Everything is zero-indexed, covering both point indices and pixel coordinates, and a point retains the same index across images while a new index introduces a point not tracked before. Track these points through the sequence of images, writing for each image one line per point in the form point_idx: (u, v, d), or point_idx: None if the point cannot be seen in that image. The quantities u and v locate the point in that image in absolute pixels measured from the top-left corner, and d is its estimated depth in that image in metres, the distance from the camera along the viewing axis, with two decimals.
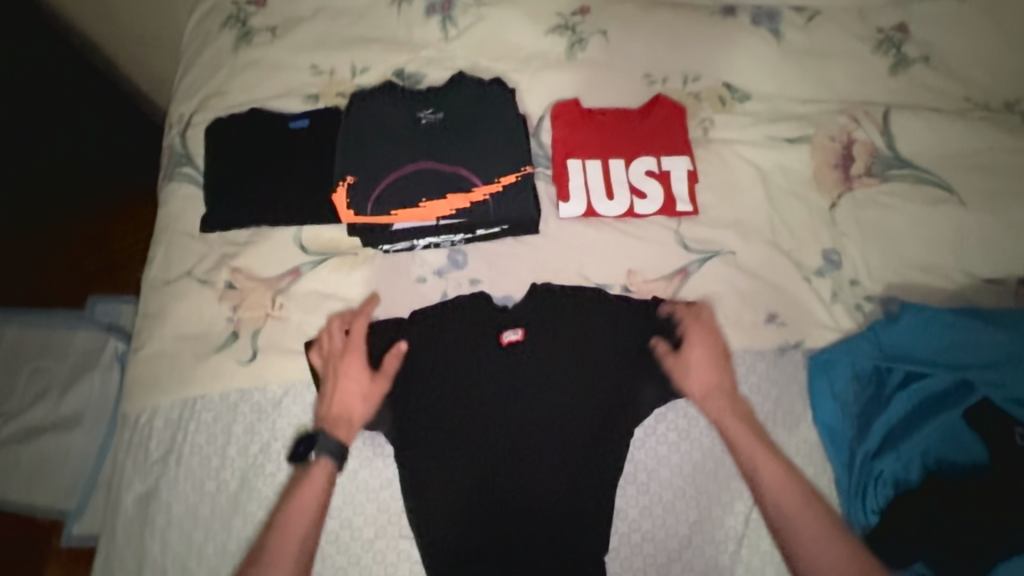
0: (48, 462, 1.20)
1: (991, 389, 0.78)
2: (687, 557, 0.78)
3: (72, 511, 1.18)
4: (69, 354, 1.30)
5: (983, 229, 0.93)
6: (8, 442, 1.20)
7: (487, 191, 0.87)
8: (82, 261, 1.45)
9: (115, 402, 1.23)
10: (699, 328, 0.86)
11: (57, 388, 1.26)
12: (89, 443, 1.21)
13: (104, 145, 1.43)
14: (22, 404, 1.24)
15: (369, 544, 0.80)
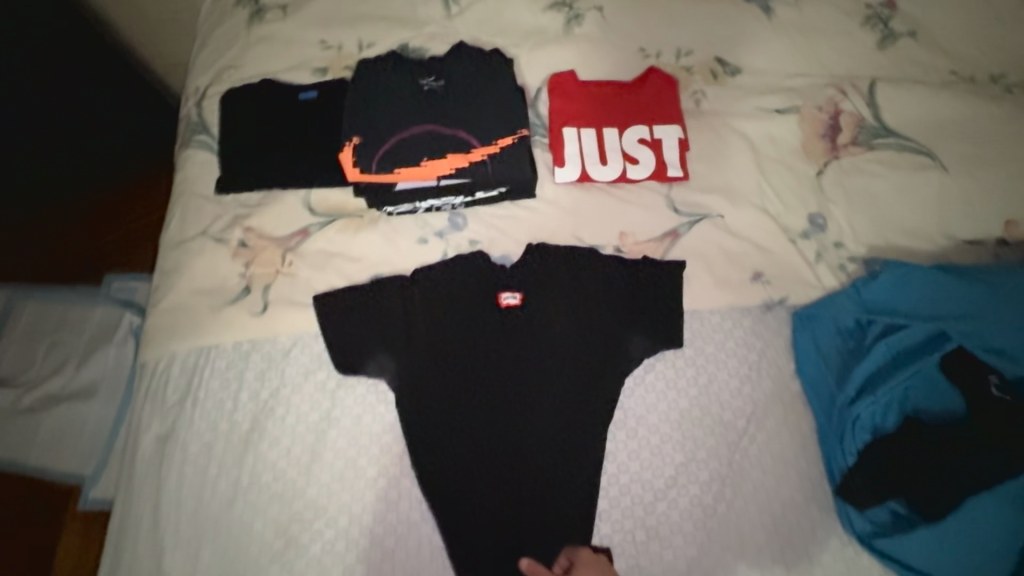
0: (67, 429, 1.23)
1: (966, 338, 0.81)
2: (672, 497, 0.81)
3: (89, 476, 1.22)
4: (88, 325, 1.34)
5: (963, 193, 0.96)
6: (30, 409, 1.24)
7: (486, 152, 0.92)
8: (97, 241, 1.52)
9: (127, 381, 1.25)
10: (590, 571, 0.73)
11: (77, 360, 1.29)
12: (106, 414, 1.23)
13: (116, 137, 1.48)
14: (43, 373, 1.28)
15: (371, 482, 0.84)
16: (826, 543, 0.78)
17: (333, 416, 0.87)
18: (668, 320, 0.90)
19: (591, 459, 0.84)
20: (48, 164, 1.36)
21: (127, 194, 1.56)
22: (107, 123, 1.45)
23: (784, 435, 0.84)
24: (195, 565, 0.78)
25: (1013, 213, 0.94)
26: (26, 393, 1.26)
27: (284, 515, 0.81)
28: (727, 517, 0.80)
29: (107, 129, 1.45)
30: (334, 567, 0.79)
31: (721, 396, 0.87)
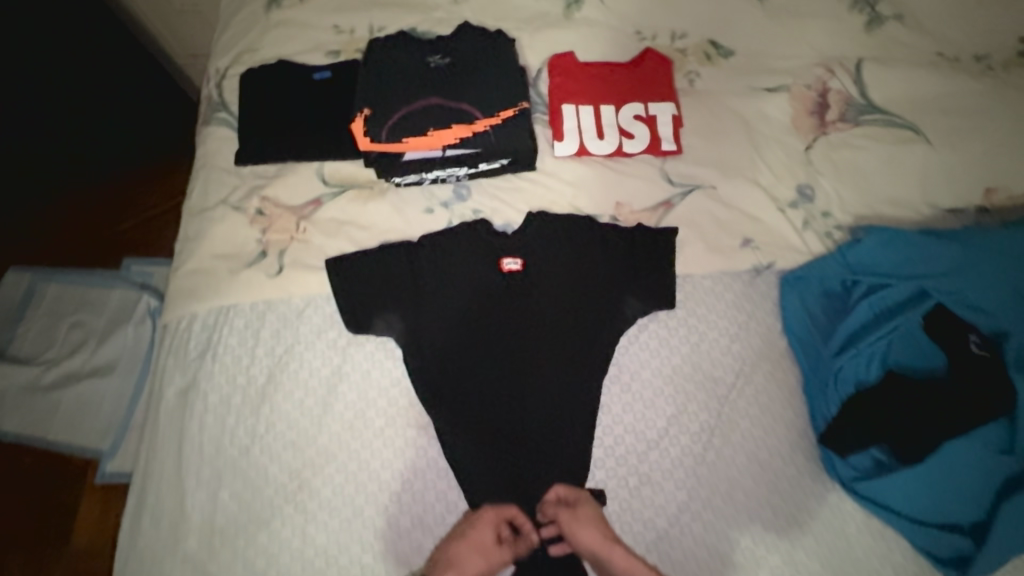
0: (87, 405, 1.28)
1: (945, 295, 0.85)
2: (664, 446, 0.86)
3: (106, 450, 1.26)
4: (106, 307, 1.37)
5: (945, 164, 1.00)
6: (50, 387, 1.28)
7: (488, 124, 0.97)
8: (112, 229, 1.52)
9: (146, 354, 1.31)
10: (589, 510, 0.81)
11: (95, 339, 1.33)
12: (123, 388, 1.29)
13: (121, 125, 1.49)
14: (63, 351, 1.32)
15: (379, 432, 0.89)
16: (809, 488, 0.83)
17: (344, 371, 0.92)
18: (662, 283, 0.94)
19: (588, 411, 0.89)
20: (45, 148, 1.39)
21: (142, 184, 1.55)
22: (112, 110, 1.46)
23: (772, 389, 0.89)
24: (214, 504, 0.84)
25: (994, 181, 0.99)
26: (46, 371, 1.29)
27: (298, 461, 0.86)
28: (715, 464, 0.85)
29: (109, 115, 1.46)
30: (342, 509, 0.84)
31: (712, 354, 0.92)
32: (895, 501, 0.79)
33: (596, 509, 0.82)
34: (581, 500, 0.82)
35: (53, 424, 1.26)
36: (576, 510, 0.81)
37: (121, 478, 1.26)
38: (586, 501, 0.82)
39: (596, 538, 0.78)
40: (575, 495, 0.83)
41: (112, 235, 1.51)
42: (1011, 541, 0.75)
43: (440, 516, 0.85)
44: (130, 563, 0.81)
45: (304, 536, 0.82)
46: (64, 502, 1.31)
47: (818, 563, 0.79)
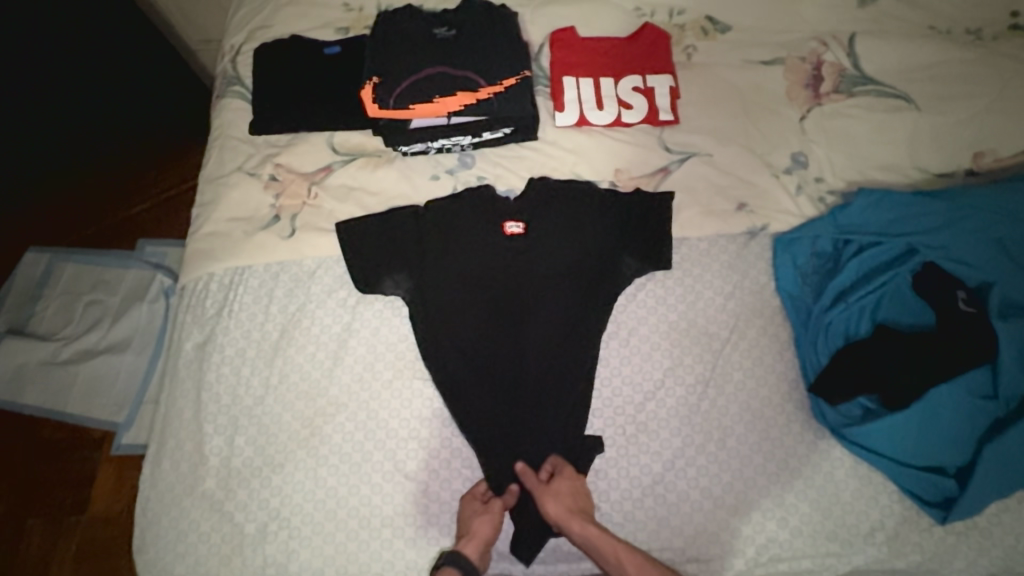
0: (102, 378, 1.30)
1: (931, 252, 0.89)
2: (660, 397, 0.91)
3: (122, 423, 1.28)
4: (123, 285, 1.38)
5: (934, 130, 1.03)
6: (68, 361, 1.30)
7: (492, 91, 1.01)
8: (125, 212, 1.53)
9: (161, 329, 1.33)
10: (563, 484, 0.85)
11: (111, 318, 1.34)
12: (137, 365, 1.31)
13: (117, 111, 1.42)
14: (80, 328, 1.33)
15: (388, 382, 0.94)
16: (799, 434, 0.89)
17: (353, 328, 0.96)
18: (661, 245, 0.97)
19: (591, 367, 0.93)
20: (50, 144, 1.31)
21: (148, 167, 1.56)
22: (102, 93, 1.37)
23: (763, 343, 0.94)
24: (231, 448, 0.90)
25: (981, 145, 1.02)
26: (65, 346, 1.31)
27: (310, 409, 0.92)
28: (708, 413, 0.90)
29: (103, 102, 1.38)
30: (351, 454, 0.90)
31: (705, 311, 0.96)
32: (877, 444, 0.85)
33: (571, 484, 0.85)
34: (560, 473, 0.87)
35: (70, 396, 1.28)
36: (552, 483, 0.86)
37: (134, 450, 1.28)
38: (564, 475, 0.86)
39: (559, 510, 0.83)
40: (554, 466, 0.88)
41: (128, 217, 1.52)
42: (987, 478, 0.80)
43: (436, 466, 0.90)
44: (152, 503, 0.88)
45: (315, 479, 0.89)
46: (79, 476, 1.28)
47: (806, 505, 0.86)
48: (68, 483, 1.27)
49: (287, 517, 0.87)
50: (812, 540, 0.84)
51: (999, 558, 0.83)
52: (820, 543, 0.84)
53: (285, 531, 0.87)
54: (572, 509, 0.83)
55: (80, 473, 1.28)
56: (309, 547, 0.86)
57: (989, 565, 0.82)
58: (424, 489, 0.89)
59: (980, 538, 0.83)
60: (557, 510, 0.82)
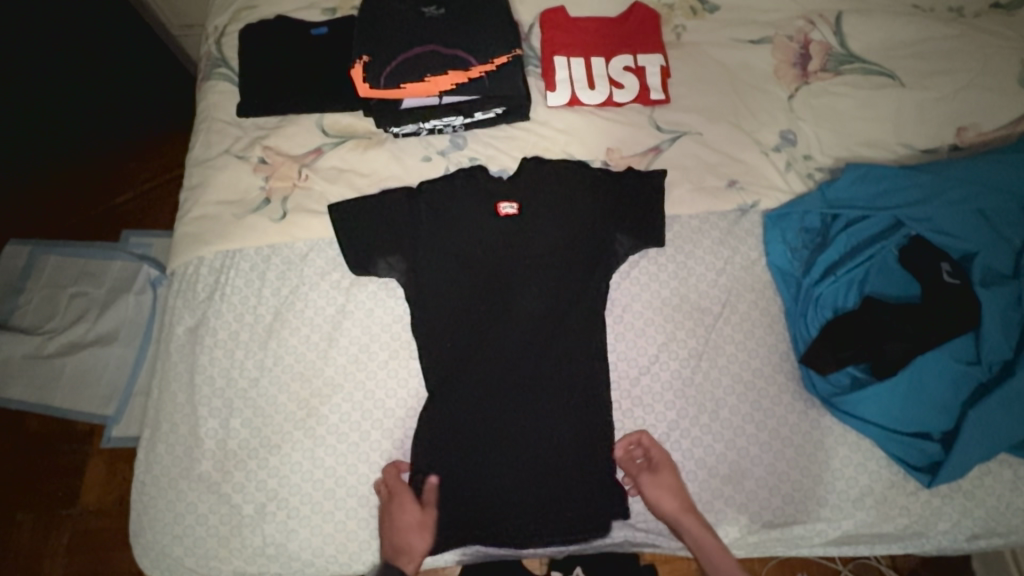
0: (90, 371, 1.28)
1: (918, 224, 0.91)
2: (655, 371, 0.93)
3: (111, 416, 1.26)
4: (107, 277, 1.35)
5: (918, 107, 1.04)
6: (53, 354, 1.28)
7: (483, 70, 1.00)
8: (104, 206, 1.45)
9: (149, 320, 1.30)
10: (670, 478, 0.87)
11: (97, 309, 1.32)
12: (126, 356, 1.29)
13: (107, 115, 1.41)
14: (66, 320, 1.31)
15: (384, 363, 0.94)
16: (790, 405, 0.91)
17: (347, 309, 0.96)
18: (652, 221, 0.97)
19: (589, 347, 0.92)
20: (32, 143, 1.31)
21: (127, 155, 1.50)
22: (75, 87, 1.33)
23: (754, 317, 0.96)
24: (227, 431, 0.91)
25: (965, 120, 1.03)
26: (50, 339, 1.28)
27: (306, 390, 0.92)
28: (701, 385, 0.92)
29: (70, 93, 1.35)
30: (349, 434, 0.91)
31: (698, 287, 0.97)
32: (865, 411, 0.87)
33: (676, 478, 0.87)
34: (662, 464, 0.87)
35: (57, 388, 1.26)
36: (658, 474, 0.87)
37: (125, 442, 1.26)
38: (669, 468, 0.87)
39: (670, 507, 0.86)
40: (658, 454, 0.88)
41: (109, 208, 1.44)
42: (970, 442, 0.83)
43: (431, 448, 0.89)
44: (148, 487, 0.89)
45: (313, 459, 0.89)
46: (69, 469, 1.25)
47: (797, 473, 0.89)
48: (58, 476, 1.25)
49: (286, 497, 0.88)
50: (801, 505, 0.88)
51: (981, 518, 0.86)
52: (809, 507, 0.88)
53: (284, 511, 0.88)
54: (684, 504, 0.85)
55: (69, 466, 1.26)
56: (309, 526, 0.88)
57: (972, 526, 0.87)
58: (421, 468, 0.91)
59: (964, 501, 0.87)
60: (673, 505, 0.85)
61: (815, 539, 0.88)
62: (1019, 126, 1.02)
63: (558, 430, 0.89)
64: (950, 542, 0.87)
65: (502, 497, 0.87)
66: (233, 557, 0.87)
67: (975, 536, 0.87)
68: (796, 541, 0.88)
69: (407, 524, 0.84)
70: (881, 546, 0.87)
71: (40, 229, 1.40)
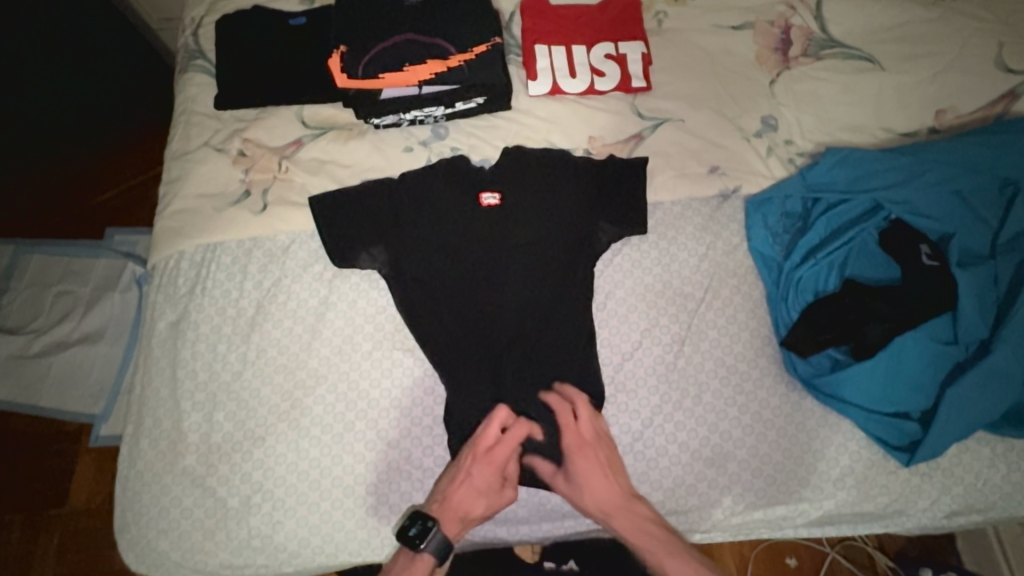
0: (76, 370, 1.27)
1: (896, 207, 0.91)
2: (638, 357, 0.94)
3: (99, 414, 1.25)
4: (92, 275, 1.33)
5: (898, 90, 1.05)
6: (38, 354, 1.27)
7: (462, 58, 0.99)
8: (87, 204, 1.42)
9: (134, 318, 1.29)
10: (583, 469, 0.85)
11: (81, 308, 1.30)
12: (112, 355, 1.28)
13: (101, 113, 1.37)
14: (50, 320, 1.29)
15: (367, 354, 0.94)
16: (773, 388, 0.92)
17: (330, 301, 0.96)
18: (634, 208, 0.96)
19: (574, 337, 0.93)
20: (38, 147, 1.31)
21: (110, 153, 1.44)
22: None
23: (737, 301, 0.96)
24: (210, 425, 0.90)
25: (943, 103, 1.04)
26: (34, 339, 1.27)
27: (290, 382, 0.92)
28: (685, 369, 0.93)
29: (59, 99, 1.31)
30: (334, 425, 0.91)
31: (681, 273, 0.98)
32: (846, 393, 0.88)
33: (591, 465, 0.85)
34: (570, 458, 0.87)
35: (43, 388, 1.25)
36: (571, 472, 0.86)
37: (113, 441, 1.25)
38: (584, 462, 0.86)
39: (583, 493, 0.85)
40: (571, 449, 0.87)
41: (93, 206, 1.41)
42: (946, 421, 0.84)
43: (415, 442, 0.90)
44: (131, 482, 0.89)
45: (298, 451, 0.89)
46: (57, 469, 1.24)
47: (779, 454, 0.90)
48: (45, 476, 1.23)
49: (270, 490, 0.88)
50: (784, 486, 0.89)
51: (961, 495, 0.88)
52: (792, 488, 0.89)
53: (269, 503, 0.88)
54: (600, 508, 0.83)
55: (57, 466, 1.24)
56: (295, 518, 0.88)
57: (950, 503, 0.88)
58: (401, 458, 0.90)
59: (943, 478, 0.88)
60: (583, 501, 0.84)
61: (798, 519, 0.89)
62: (997, 108, 1.03)
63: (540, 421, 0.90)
64: (930, 520, 0.89)
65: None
66: (220, 550, 0.87)
67: (954, 512, 0.88)
68: (779, 521, 0.89)
69: (478, 484, 0.84)
70: (863, 525, 0.89)
71: (26, 228, 1.37)
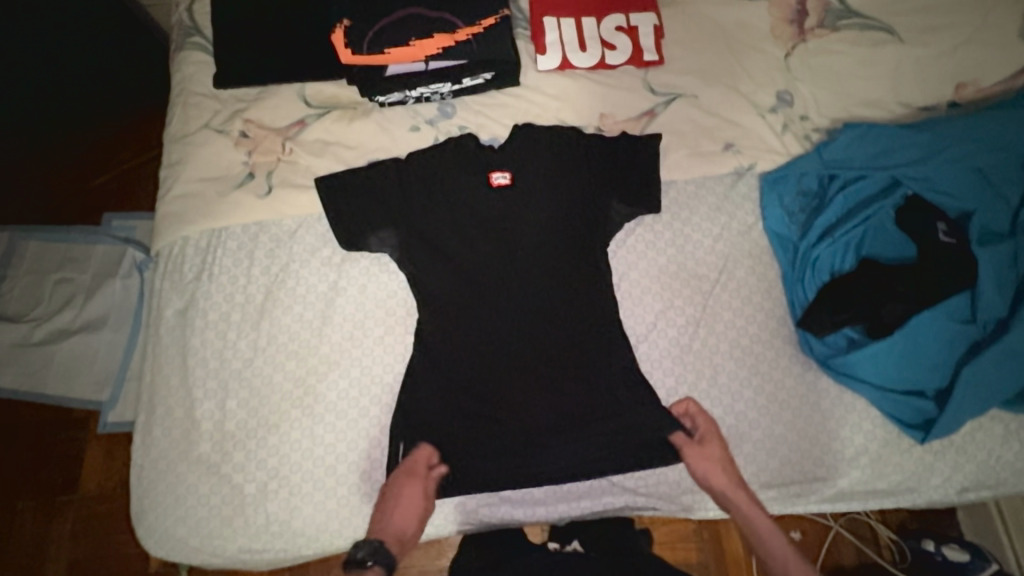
0: (80, 358, 1.26)
1: (916, 183, 0.90)
2: (653, 339, 0.93)
3: (106, 401, 1.24)
4: (91, 262, 1.31)
5: (918, 61, 1.02)
6: (41, 342, 1.26)
7: (470, 33, 0.96)
8: (83, 188, 1.38)
9: (137, 304, 1.27)
10: (716, 449, 0.85)
11: (83, 295, 1.29)
12: (117, 341, 1.27)
13: (100, 95, 1.32)
14: (51, 308, 1.28)
15: (379, 339, 0.93)
16: (789, 367, 0.92)
17: (340, 286, 0.95)
18: (647, 188, 0.94)
19: (590, 319, 0.91)
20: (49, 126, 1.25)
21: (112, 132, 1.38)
22: (58, 77, 1.22)
23: (752, 282, 0.95)
24: (223, 412, 0.90)
25: (964, 76, 1.01)
26: (38, 327, 1.26)
27: (302, 368, 0.91)
28: (700, 351, 0.93)
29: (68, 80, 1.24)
30: (349, 410, 0.91)
31: (696, 253, 0.96)
32: (861, 372, 0.88)
33: (721, 448, 0.85)
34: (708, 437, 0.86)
35: (47, 377, 1.24)
36: (703, 451, 0.85)
37: (121, 428, 1.25)
38: (714, 443, 0.85)
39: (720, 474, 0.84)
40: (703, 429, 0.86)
41: (89, 192, 1.38)
42: (962, 398, 0.84)
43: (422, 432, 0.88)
44: (146, 470, 0.88)
45: (313, 436, 0.89)
46: (67, 456, 1.24)
47: (793, 434, 0.90)
48: (55, 464, 1.23)
49: (286, 476, 0.88)
50: (799, 465, 0.90)
51: (972, 472, 0.89)
52: (806, 467, 0.90)
53: (286, 489, 0.88)
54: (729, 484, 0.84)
55: (66, 454, 1.24)
56: (312, 502, 0.88)
57: (962, 479, 0.89)
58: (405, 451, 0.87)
59: (956, 455, 0.89)
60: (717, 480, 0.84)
61: (812, 497, 0.89)
62: (1018, 81, 1.00)
63: (557, 405, 0.88)
64: (941, 496, 0.90)
65: (504, 481, 0.87)
66: (238, 535, 0.87)
67: (965, 488, 0.89)
68: (793, 500, 0.89)
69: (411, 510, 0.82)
70: (875, 502, 0.89)
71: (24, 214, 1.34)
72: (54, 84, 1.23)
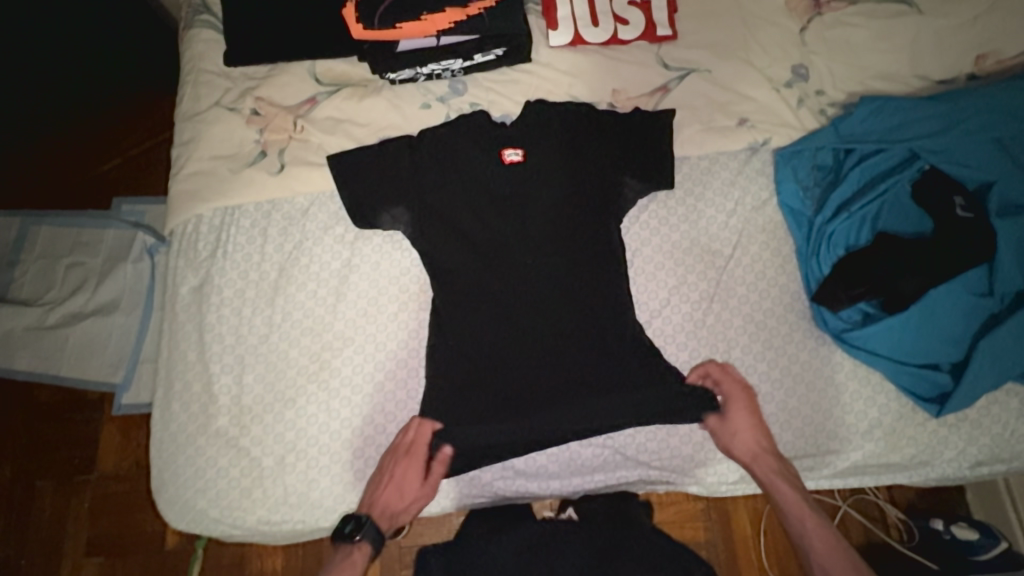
0: (93, 341, 1.27)
1: (934, 156, 0.89)
2: (667, 314, 0.93)
3: (120, 382, 1.25)
4: (103, 244, 1.32)
5: (937, 34, 1.00)
6: (56, 325, 1.27)
7: (482, 6, 0.93)
8: (93, 172, 1.38)
9: (148, 287, 1.28)
10: (742, 418, 0.87)
11: (95, 278, 1.30)
12: (130, 324, 1.28)
13: (113, 80, 1.30)
14: (65, 291, 1.29)
15: (393, 315, 0.94)
16: (803, 342, 0.92)
17: (353, 263, 0.95)
18: (661, 164, 0.94)
19: (603, 295, 0.91)
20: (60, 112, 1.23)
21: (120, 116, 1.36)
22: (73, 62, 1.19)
23: (766, 257, 0.95)
24: (241, 387, 0.91)
25: (984, 47, 0.99)
26: (52, 310, 1.27)
27: (317, 344, 0.92)
28: (713, 326, 0.93)
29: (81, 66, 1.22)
30: (364, 385, 0.91)
31: (709, 229, 0.96)
32: (875, 346, 0.88)
33: (748, 418, 0.86)
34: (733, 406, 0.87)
35: (63, 360, 1.25)
36: (727, 419, 0.86)
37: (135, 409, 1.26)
38: (741, 413, 0.86)
39: (742, 441, 0.86)
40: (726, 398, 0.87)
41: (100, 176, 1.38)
42: (979, 371, 0.84)
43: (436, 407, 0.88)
44: (165, 444, 0.90)
45: (329, 411, 0.91)
46: (82, 437, 1.26)
47: (806, 408, 0.90)
48: (71, 444, 1.25)
49: (304, 449, 0.90)
50: (812, 439, 0.90)
51: (986, 445, 0.89)
52: (819, 441, 0.90)
53: (304, 461, 0.90)
54: (750, 453, 0.86)
55: (81, 435, 1.26)
56: (329, 475, 0.90)
57: (977, 453, 0.89)
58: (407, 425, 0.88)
59: (970, 429, 0.89)
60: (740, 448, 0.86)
61: (824, 471, 0.89)
62: None
63: (570, 381, 0.89)
64: (955, 469, 0.90)
65: (518, 454, 0.88)
66: (257, 507, 0.89)
67: (979, 462, 0.90)
68: (805, 474, 0.90)
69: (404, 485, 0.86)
70: (887, 476, 0.90)
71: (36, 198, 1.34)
72: (67, 72, 1.20)
